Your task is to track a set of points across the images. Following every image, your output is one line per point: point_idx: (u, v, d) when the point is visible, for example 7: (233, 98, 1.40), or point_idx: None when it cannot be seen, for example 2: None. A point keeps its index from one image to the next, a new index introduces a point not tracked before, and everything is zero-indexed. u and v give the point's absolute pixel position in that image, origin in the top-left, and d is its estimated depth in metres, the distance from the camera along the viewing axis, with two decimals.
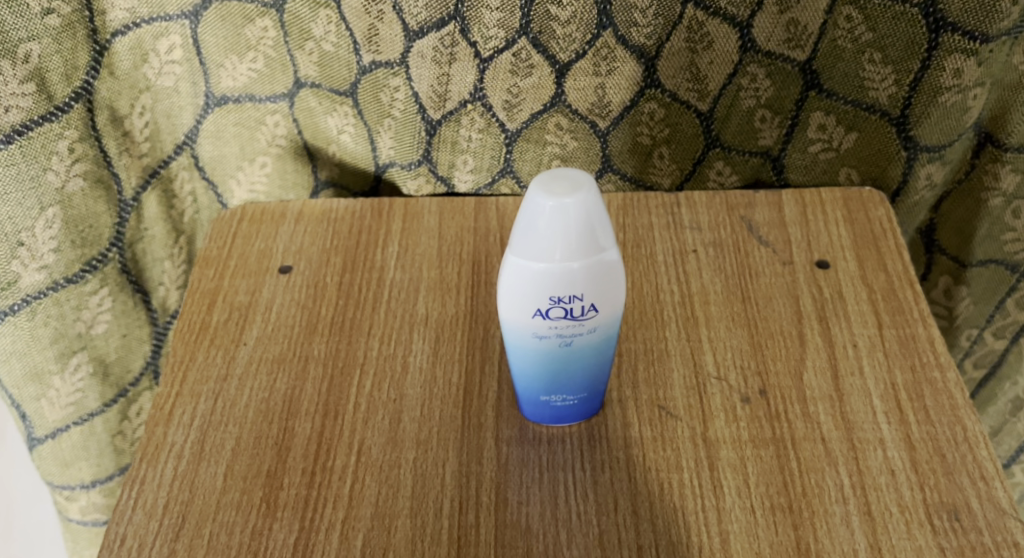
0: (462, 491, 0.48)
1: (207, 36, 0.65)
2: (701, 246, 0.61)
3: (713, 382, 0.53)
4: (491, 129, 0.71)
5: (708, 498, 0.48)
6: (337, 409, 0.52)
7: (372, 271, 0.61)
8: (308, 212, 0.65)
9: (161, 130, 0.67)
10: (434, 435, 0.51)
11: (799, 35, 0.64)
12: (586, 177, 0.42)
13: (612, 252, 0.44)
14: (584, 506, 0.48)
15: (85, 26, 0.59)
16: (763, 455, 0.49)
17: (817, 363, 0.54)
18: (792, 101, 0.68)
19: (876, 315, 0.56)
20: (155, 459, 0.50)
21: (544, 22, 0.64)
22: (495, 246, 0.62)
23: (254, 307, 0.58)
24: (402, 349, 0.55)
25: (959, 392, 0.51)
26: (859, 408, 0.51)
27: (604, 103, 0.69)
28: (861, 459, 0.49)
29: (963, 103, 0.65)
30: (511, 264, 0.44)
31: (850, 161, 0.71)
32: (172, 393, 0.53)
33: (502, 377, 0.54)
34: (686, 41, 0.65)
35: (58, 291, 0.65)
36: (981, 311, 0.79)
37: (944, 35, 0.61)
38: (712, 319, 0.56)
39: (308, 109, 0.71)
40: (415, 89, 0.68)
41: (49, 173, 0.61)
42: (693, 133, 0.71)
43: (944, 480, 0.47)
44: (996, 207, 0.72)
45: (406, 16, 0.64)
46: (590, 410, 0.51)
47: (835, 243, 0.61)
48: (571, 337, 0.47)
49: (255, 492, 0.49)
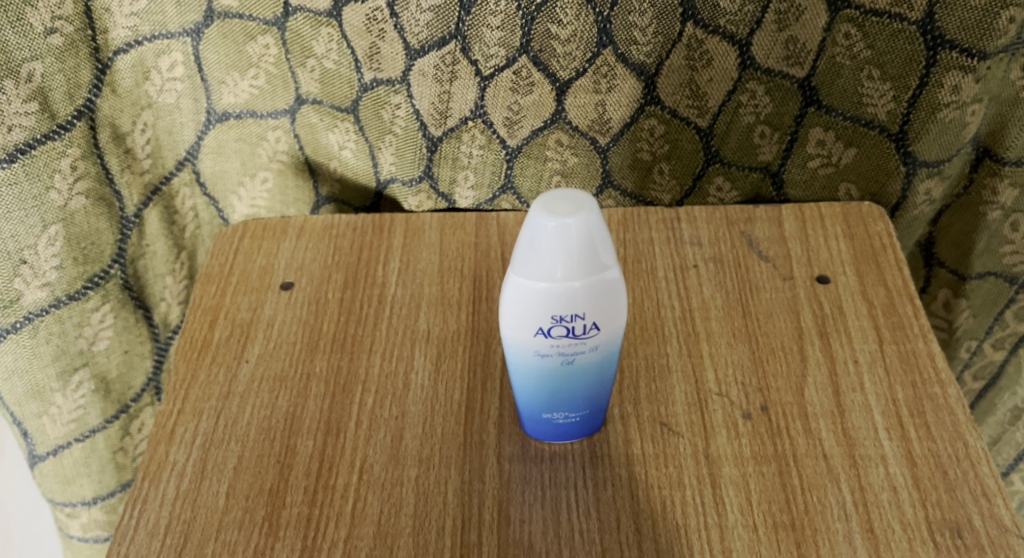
0: (465, 509, 0.49)
1: (209, 53, 0.66)
2: (701, 261, 0.61)
3: (715, 398, 0.53)
4: (492, 145, 0.71)
5: (711, 516, 0.48)
6: (339, 427, 0.52)
7: (373, 287, 0.61)
8: (309, 229, 0.65)
9: (163, 147, 0.68)
10: (436, 452, 0.51)
11: (798, 52, 0.65)
12: (587, 197, 0.42)
13: (614, 271, 0.44)
14: (587, 524, 0.48)
15: (88, 45, 0.59)
16: (765, 472, 0.49)
17: (818, 379, 0.54)
18: (791, 117, 0.69)
19: (877, 331, 0.56)
20: (157, 478, 0.50)
21: (544, 41, 0.64)
22: (496, 262, 0.62)
23: (256, 324, 0.59)
24: (404, 365, 0.56)
25: (960, 408, 0.52)
26: (861, 425, 0.51)
27: (604, 119, 0.69)
28: (863, 476, 0.49)
29: (961, 119, 0.65)
30: (514, 283, 0.44)
31: (849, 176, 0.71)
32: (174, 411, 0.54)
33: (504, 394, 0.54)
34: (686, 58, 0.65)
35: (60, 308, 0.65)
36: (981, 323, 0.79)
37: (942, 53, 0.62)
38: (713, 335, 0.57)
39: (309, 125, 0.72)
40: (416, 107, 0.69)
41: (52, 192, 0.61)
42: (692, 149, 0.71)
43: (946, 497, 0.48)
44: (994, 220, 0.72)
45: (407, 35, 0.65)
46: (592, 426, 0.51)
47: (835, 258, 0.61)
48: (573, 355, 0.47)
49: (259, 511, 0.49)
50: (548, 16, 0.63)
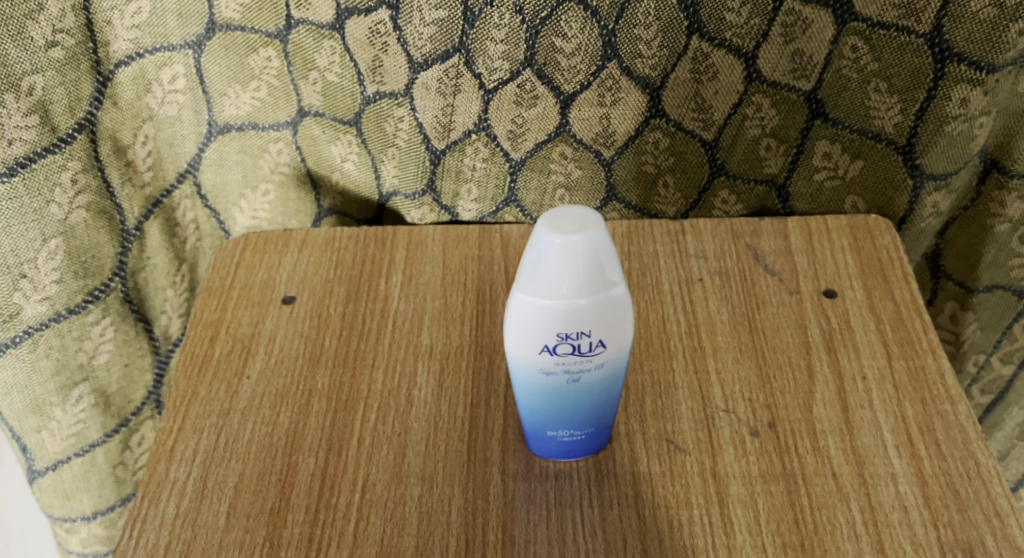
0: (468, 529, 0.48)
1: (211, 66, 0.65)
2: (706, 275, 0.61)
3: (722, 415, 0.52)
4: (495, 158, 0.71)
5: (719, 536, 0.47)
6: (341, 444, 0.52)
7: (376, 301, 0.60)
8: (312, 241, 0.65)
9: (164, 159, 0.67)
10: (439, 471, 0.50)
11: (804, 65, 0.64)
12: (592, 213, 0.42)
13: (620, 288, 0.44)
14: (593, 544, 0.47)
15: (89, 58, 0.59)
16: (773, 491, 0.49)
17: (826, 395, 0.53)
18: (797, 130, 0.68)
19: (885, 346, 0.55)
20: (156, 497, 0.50)
21: (548, 54, 0.64)
22: (500, 276, 0.62)
23: (257, 339, 0.58)
24: (407, 382, 0.55)
25: (971, 425, 0.51)
26: (870, 442, 0.50)
27: (608, 133, 0.69)
28: (872, 496, 0.48)
29: (969, 132, 0.65)
30: (519, 300, 0.44)
31: (856, 189, 0.71)
32: (174, 428, 0.53)
33: (508, 410, 0.53)
34: (691, 71, 0.65)
35: (60, 322, 0.65)
36: (988, 336, 0.79)
37: (950, 66, 0.61)
38: (720, 351, 0.56)
39: (312, 137, 0.71)
40: (419, 120, 0.68)
41: (52, 206, 0.60)
42: (697, 161, 0.71)
43: (958, 517, 0.47)
44: (1002, 233, 0.71)
45: (410, 48, 0.64)
46: (598, 444, 0.51)
47: (841, 272, 0.60)
48: (579, 372, 0.46)
49: (260, 531, 0.48)
50: (553, 29, 0.63)
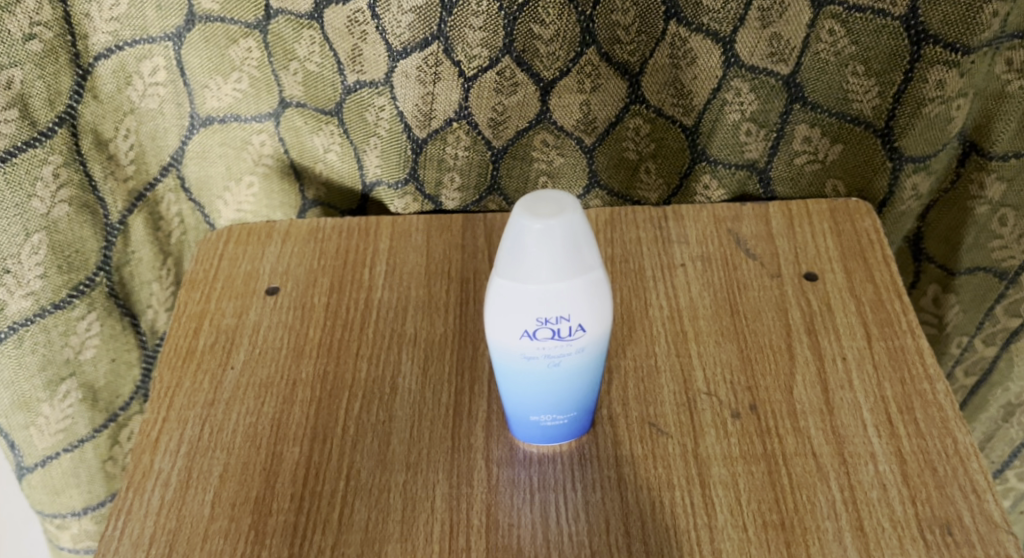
0: (452, 515, 0.48)
1: (191, 58, 0.65)
2: (689, 260, 0.61)
3: (704, 397, 0.53)
4: (477, 146, 0.71)
5: (700, 516, 0.47)
6: (325, 433, 0.52)
7: (360, 290, 0.60)
8: (295, 232, 0.65)
9: (146, 153, 0.67)
10: (424, 457, 0.51)
11: (783, 49, 0.64)
12: (569, 198, 0.42)
13: (598, 271, 0.44)
14: (576, 527, 0.47)
15: (67, 51, 0.59)
16: (755, 471, 0.49)
17: (807, 377, 0.53)
18: (777, 114, 0.68)
19: (865, 328, 0.56)
20: (141, 488, 0.50)
21: (527, 41, 0.64)
22: (483, 264, 0.62)
23: (241, 330, 0.58)
24: (391, 370, 0.55)
25: (950, 404, 0.51)
26: (849, 423, 0.51)
27: (589, 119, 0.69)
28: (852, 474, 0.48)
29: (946, 114, 0.65)
30: (499, 285, 0.44)
31: (836, 172, 0.71)
32: (159, 420, 0.53)
33: (491, 396, 0.54)
34: (669, 57, 0.65)
35: (45, 317, 0.65)
36: (971, 318, 0.79)
37: (926, 47, 0.62)
38: (701, 334, 0.56)
39: (294, 128, 0.71)
40: (400, 109, 0.68)
41: (34, 200, 0.60)
42: (678, 147, 0.71)
43: (936, 494, 0.47)
44: (982, 215, 0.72)
45: (389, 37, 0.64)
46: (581, 428, 0.51)
47: (822, 255, 0.61)
48: (559, 357, 0.46)
49: (244, 520, 0.48)
50: (530, 16, 0.63)
